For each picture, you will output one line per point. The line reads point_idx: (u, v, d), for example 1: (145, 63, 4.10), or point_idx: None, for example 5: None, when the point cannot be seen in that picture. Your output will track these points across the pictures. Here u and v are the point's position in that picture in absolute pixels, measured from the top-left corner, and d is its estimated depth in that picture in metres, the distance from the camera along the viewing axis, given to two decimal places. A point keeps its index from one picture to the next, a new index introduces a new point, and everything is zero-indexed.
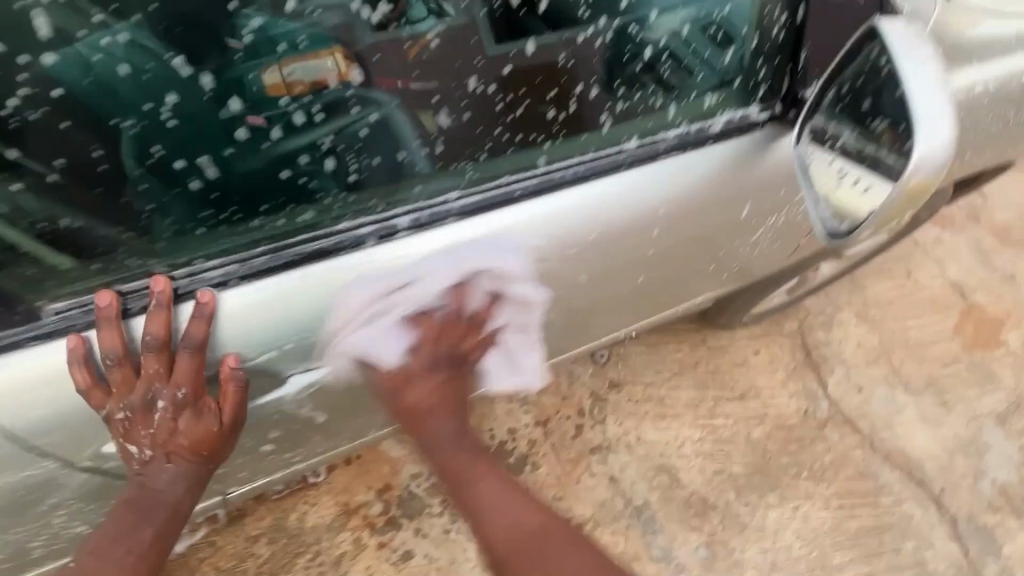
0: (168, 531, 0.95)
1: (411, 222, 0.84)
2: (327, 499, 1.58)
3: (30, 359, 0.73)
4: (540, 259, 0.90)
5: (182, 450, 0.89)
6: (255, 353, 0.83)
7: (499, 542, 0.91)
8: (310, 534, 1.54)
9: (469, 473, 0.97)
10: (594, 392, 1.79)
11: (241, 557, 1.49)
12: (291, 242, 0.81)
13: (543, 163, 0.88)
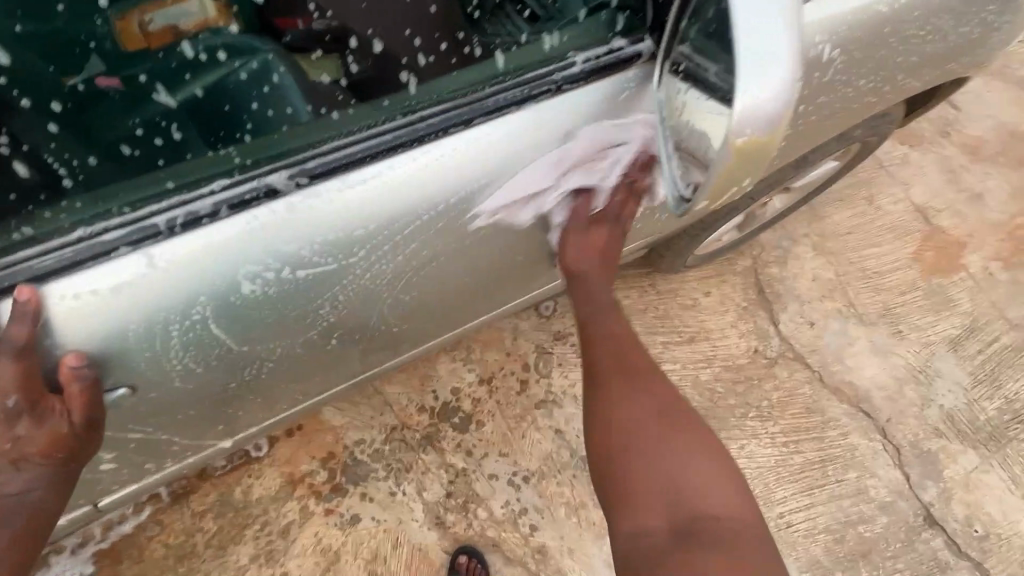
0: (32, 538, 0.76)
1: (175, 221, 0.64)
2: (272, 471, 1.58)
3: None
4: (369, 247, 0.74)
5: (31, 456, 0.70)
6: (109, 357, 0.67)
7: (618, 381, 0.97)
8: (256, 506, 1.55)
9: (592, 313, 1.05)
10: (539, 345, 1.74)
11: (189, 532, 1.51)
12: (20, 255, 0.60)
13: (338, 133, 0.69)
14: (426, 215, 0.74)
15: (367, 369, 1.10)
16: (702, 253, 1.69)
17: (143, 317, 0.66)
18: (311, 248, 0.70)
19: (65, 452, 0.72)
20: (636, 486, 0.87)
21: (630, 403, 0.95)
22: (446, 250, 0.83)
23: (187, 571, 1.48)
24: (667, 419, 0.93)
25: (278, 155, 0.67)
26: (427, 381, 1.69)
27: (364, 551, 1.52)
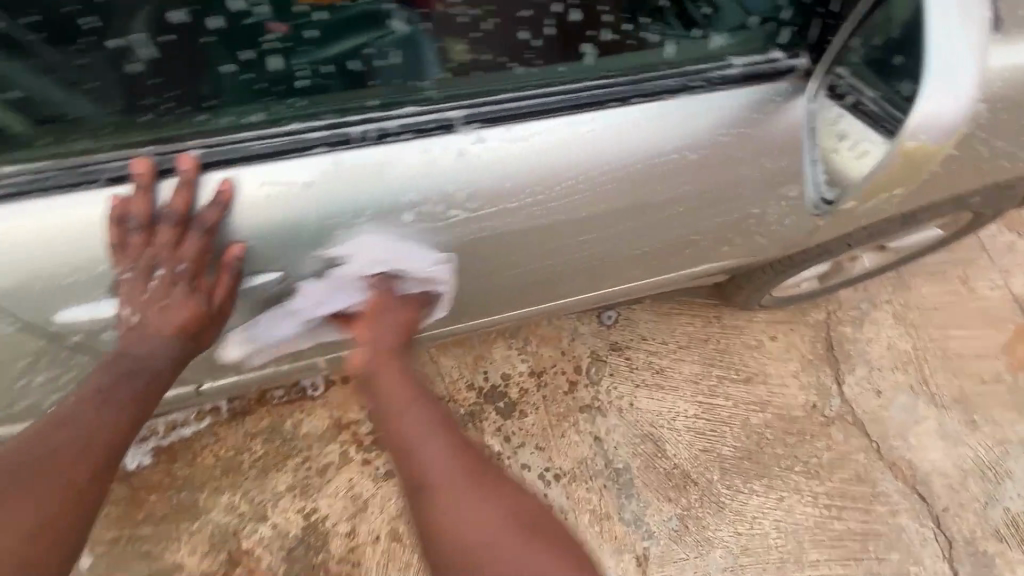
0: (144, 402, 0.86)
1: (367, 132, 0.72)
2: (322, 412, 1.67)
3: (51, 209, 0.68)
4: (506, 201, 0.79)
5: (172, 326, 0.82)
6: (274, 244, 0.75)
7: (441, 440, 0.93)
8: (302, 440, 1.64)
9: (415, 404, 0.99)
10: (594, 351, 1.77)
11: (239, 450, 1.62)
12: (244, 135, 0.70)
13: (512, 86, 0.75)
14: (570, 179, 0.79)
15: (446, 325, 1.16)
16: (778, 296, 1.67)
17: (316, 215, 0.74)
18: (468, 187, 0.76)
19: (197, 331, 0.84)
20: (452, 505, 0.83)
21: (461, 499, 0.83)
22: (569, 226, 0.87)
23: (231, 484, 1.58)
24: (473, 497, 0.84)
25: (462, 93, 0.75)
26: (480, 361, 1.74)
27: (390, 507, 1.57)
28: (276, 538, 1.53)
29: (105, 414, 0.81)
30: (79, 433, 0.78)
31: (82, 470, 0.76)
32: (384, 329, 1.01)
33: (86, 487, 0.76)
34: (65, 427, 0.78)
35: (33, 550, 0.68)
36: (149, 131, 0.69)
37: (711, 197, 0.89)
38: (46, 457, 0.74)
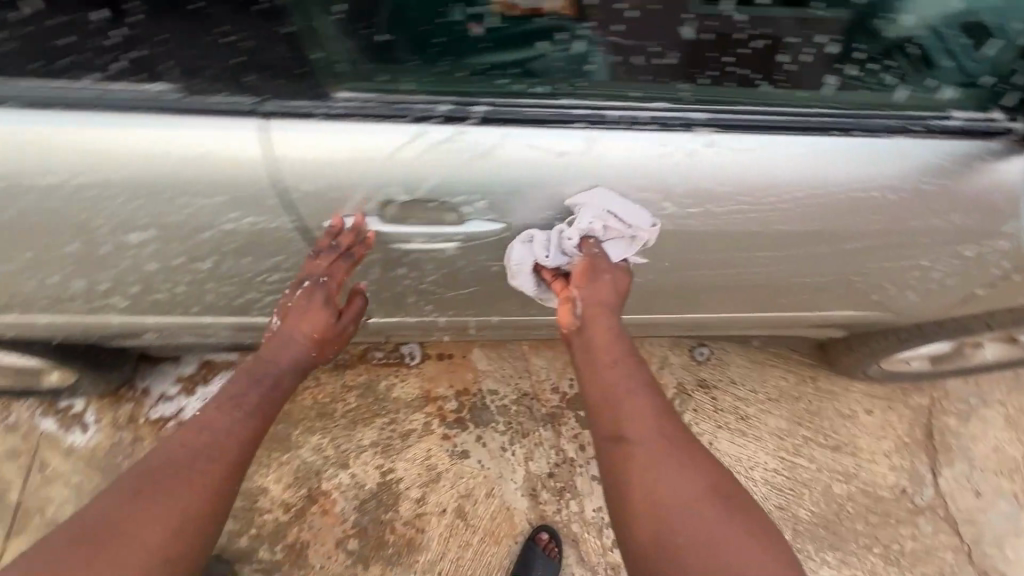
0: (269, 408, 0.98)
1: (624, 118, 0.78)
2: (415, 380, 1.76)
3: (358, 137, 0.74)
4: (704, 206, 0.86)
5: (304, 337, 0.96)
6: (510, 202, 0.82)
7: (634, 412, 0.90)
8: (391, 403, 1.73)
9: (624, 368, 0.94)
10: (682, 384, 1.77)
11: (334, 398, 1.74)
12: (517, 102, 0.75)
13: (751, 99, 0.79)
14: (777, 196, 0.86)
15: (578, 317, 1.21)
16: (886, 370, 1.63)
17: (557, 182, 0.80)
18: (691, 184, 0.83)
19: (323, 344, 0.99)
20: (646, 486, 0.84)
21: (668, 479, 0.84)
22: (744, 238, 0.93)
23: (322, 427, 1.69)
24: (668, 478, 0.84)
25: (708, 98, 0.78)
26: (569, 368, 1.79)
27: (461, 485, 1.63)
28: (353, 488, 1.62)
29: (237, 420, 0.93)
30: (215, 438, 0.90)
31: (218, 472, 0.87)
32: (595, 294, 0.94)
33: (220, 488, 0.87)
34: (204, 432, 0.90)
35: (182, 541, 0.80)
36: (435, 86, 0.72)
37: (885, 237, 0.95)
38: (191, 456, 0.86)
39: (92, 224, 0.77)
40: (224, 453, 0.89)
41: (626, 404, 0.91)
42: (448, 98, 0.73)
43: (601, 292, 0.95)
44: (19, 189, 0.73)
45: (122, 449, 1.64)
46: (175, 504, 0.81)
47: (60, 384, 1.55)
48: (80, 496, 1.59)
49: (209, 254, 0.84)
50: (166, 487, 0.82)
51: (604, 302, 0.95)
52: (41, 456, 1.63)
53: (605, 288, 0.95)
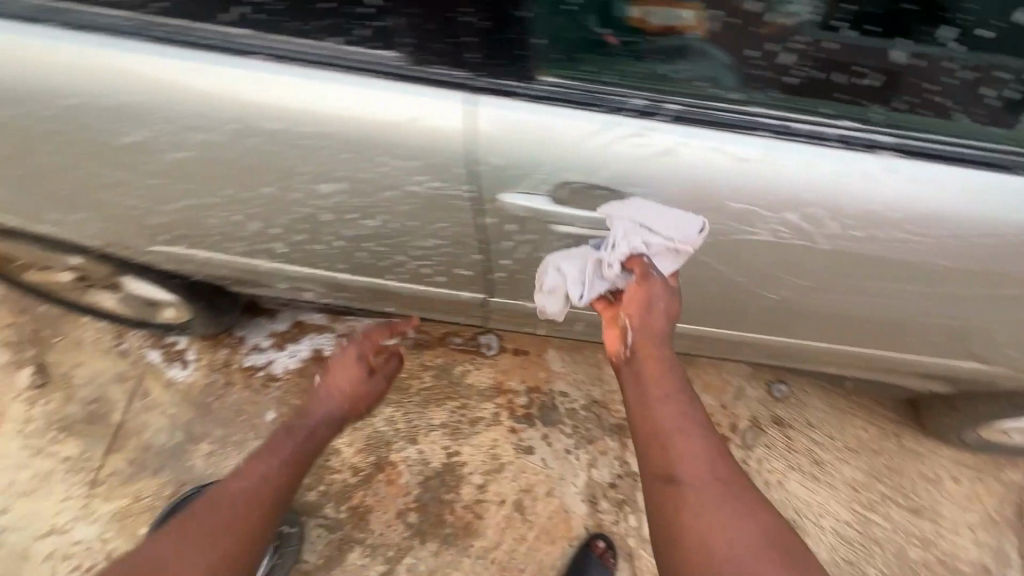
0: (301, 456, 1.22)
1: (809, 132, 0.80)
2: (489, 370, 1.80)
3: (556, 120, 0.77)
4: (859, 230, 0.87)
5: (338, 392, 1.30)
6: (677, 201, 0.84)
7: (687, 452, 0.83)
8: (464, 388, 1.78)
9: (675, 400, 0.88)
10: (755, 417, 1.74)
11: (411, 374, 1.80)
12: (708, 106, 0.78)
13: (941, 129, 0.79)
14: (938, 228, 0.86)
15: (695, 327, 1.21)
16: (983, 438, 1.54)
17: (734, 189, 0.82)
18: (857, 206, 0.84)
19: (352, 398, 1.31)
20: (700, 535, 0.78)
21: (721, 528, 0.78)
22: (882, 267, 0.94)
23: (396, 400, 1.76)
24: (722, 528, 0.78)
25: (897, 124, 0.79)
26: None
27: (522, 480, 1.65)
28: (419, 464, 1.67)
29: (275, 466, 1.17)
30: (259, 483, 1.13)
31: (255, 513, 1.09)
32: (648, 317, 0.89)
33: (255, 527, 1.07)
34: (251, 477, 1.14)
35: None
36: (632, 85, 0.77)
37: None
38: (233, 501, 1.08)
39: (293, 171, 0.81)
40: (261, 500, 1.11)
41: (680, 442, 0.84)
42: (644, 94, 0.77)
43: (654, 314, 0.89)
44: (238, 131, 0.76)
45: (215, 389, 1.76)
46: (216, 547, 1.00)
47: (175, 320, 1.69)
48: (172, 426, 1.71)
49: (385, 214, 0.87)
50: (211, 522, 1.02)
51: (657, 327, 0.90)
52: (143, 383, 1.76)
53: (660, 312, 0.89)
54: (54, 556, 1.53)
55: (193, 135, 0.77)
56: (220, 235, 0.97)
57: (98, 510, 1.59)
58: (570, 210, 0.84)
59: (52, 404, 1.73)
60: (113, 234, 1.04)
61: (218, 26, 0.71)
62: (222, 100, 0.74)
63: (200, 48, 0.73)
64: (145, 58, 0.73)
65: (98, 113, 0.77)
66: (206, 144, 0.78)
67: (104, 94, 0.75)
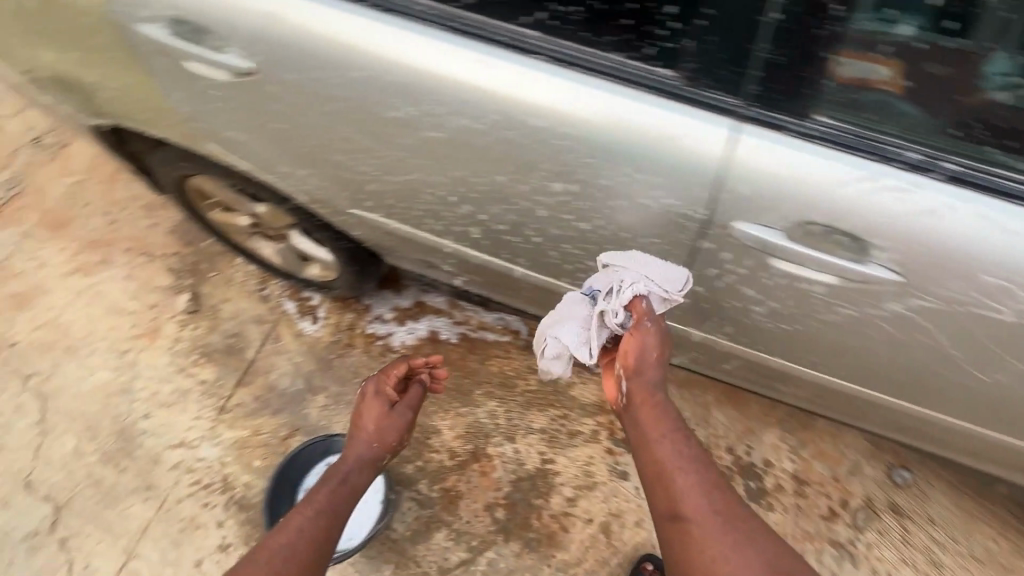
0: (339, 500, 1.26)
1: None
2: (595, 387, 1.80)
3: (823, 159, 0.80)
4: None
5: (369, 435, 1.38)
6: (922, 259, 0.83)
7: (681, 484, 0.97)
8: (568, 399, 1.78)
9: (670, 442, 1.02)
10: (871, 498, 1.63)
11: (519, 374, 1.83)
12: (988, 168, 0.78)
13: None
14: None
15: (867, 394, 1.13)
16: None
17: (994, 257, 0.81)
18: None
19: (381, 436, 1.39)
20: (701, 559, 0.90)
21: (721, 553, 0.89)
22: None
23: (501, 396, 1.79)
24: (717, 549, 0.90)
25: None
26: (750, 434, 1.72)
27: (613, 503, 1.63)
28: (514, 463, 1.68)
29: (311, 518, 1.19)
30: (303, 531, 1.15)
31: (304, 560, 1.10)
32: (641, 363, 1.05)
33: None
34: (293, 530, 1.15)
35: None
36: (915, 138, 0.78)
37: None
38: (278, 554, 1.09)
39: (532, 166, 0.86)
40: (312, 543, 1.14)
41: (677, 477, 0.98)
42: (925, 147, 0.78)
43: (646, 368, 1.06)
44: (498, 122, 0.82)
45: (337, 348, 1.87)
46: None
47: (319, 278, 1.82)
48: (296, 373, 1.83)
49: (600, 219, 0.90)
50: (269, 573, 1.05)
51: (649, 373, 1.06)
52: (277, 328, 1.91)
53: (652, 360, 1.05)
54: (180, 467, 1.69)
55: (455, 119, 0.84)
56: (425, 212, 1.03)
57: (222, 435, 1.73)
58: (801, 247, 0.85)
59: (199, 330, 1.91)
60: (326, 193, 1.14)
61: (514, 26, 0.79)
62: (495, 92, 0.81)
63: (490, 43, 0.80)
64: (437, 45, 0.81)
65: (383, 87, 0.84)
66: (462, 130, 0.85)
67: (390, 72, 0.83)
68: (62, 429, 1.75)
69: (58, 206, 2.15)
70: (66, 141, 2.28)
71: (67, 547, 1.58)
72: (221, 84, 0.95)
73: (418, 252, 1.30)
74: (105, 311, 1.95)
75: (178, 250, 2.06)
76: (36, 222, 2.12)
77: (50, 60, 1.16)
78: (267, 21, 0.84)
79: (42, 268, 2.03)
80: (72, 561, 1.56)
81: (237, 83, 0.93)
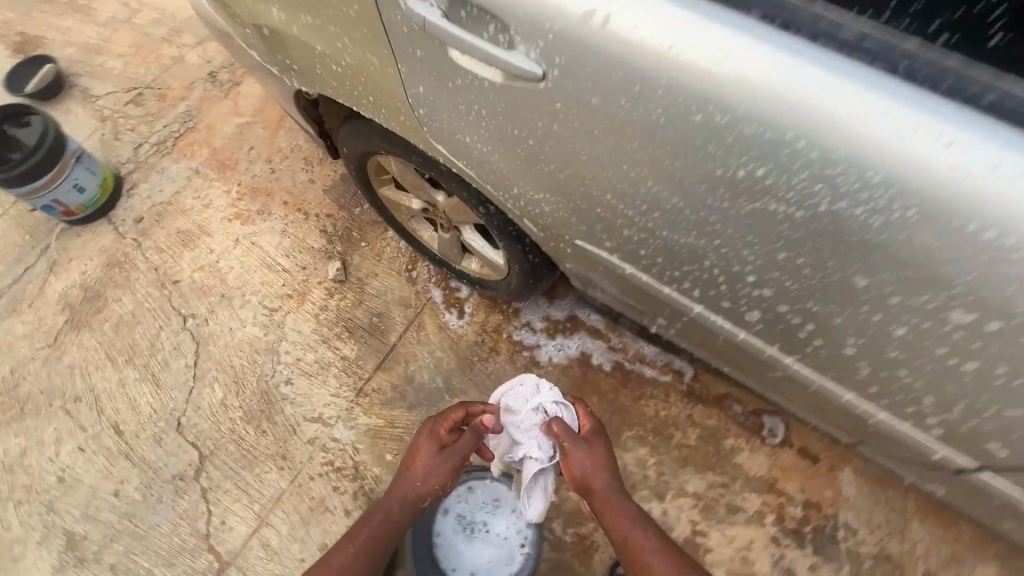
0: (379, 545, 1.07)
1: None
2: (766, 458, 1.54)
3: None
4: None
5: (416, 481, 1.08)
6: None
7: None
8: (731, 467, 1.54)
9: (634, 533, 1.03)
10: None
11: (675, 424, 1.59)
12: None
13: None
14: None
15: None
16: None
17: None
18: None
19: (433, 483, 1.08)
20: None
21: None
22: None
23: (653, 445, 1.57)
24: None
25: None
26: (957, 563, 1.40)
27: None
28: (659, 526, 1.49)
29: (348, 559, 1.04)
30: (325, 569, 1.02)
31: None
32: (588, 468, 1.06)
33: None
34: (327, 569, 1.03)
35: None
36: None
37: None
38: None
39: (926, 281, 0.63)
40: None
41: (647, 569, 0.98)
42: None
43: (591, 470, 1.06)
44: (906, 213, 0.60)
45: (480, 350, 1.74)
46: None
47: (475, 274, 1.64)
48: (436, 368, 1.73)
49: (998, 361, 0.67)
50: None
51: (597, 472, 1.06)
52: (421, 315, 1.80)
53: (593, 462, 1.06)
54: (316, 443, 1.66)
55: (850, 198, 0.61)
56: (694, 276, 0.85)
57: (358, 419, 1.68)
58: None
59: (345, 302, 1.85)
60: (552, 221, 0.96)
61: (1004, 83, 0.56)
62: (926, 177, 0.57)
63: (961, 108, 0.57)
64: (864, 95, 0.58)
65: (753, 144, 0.63)
66: (845, 212, 0.63)
67: (775, 123, 0.60)
68: (213, 378, 1.78)
69: (226, 146, 2.15)
70: (239, 79, 2.26)
71: (208, 498, 1.62)
72: (485, 84, 0.77)
73: (613, 286, 1.11)
74: (259, 264, 1.94)
75: (331, 212, 1.99)
76: (205, 160, 2.13)
77: (274, 17, 1.02)
78: (582, 22, 0.63)
79: (207, 209, 2.05)
80: (211, 513, 1.61)
81: (509, 88, 0.75)
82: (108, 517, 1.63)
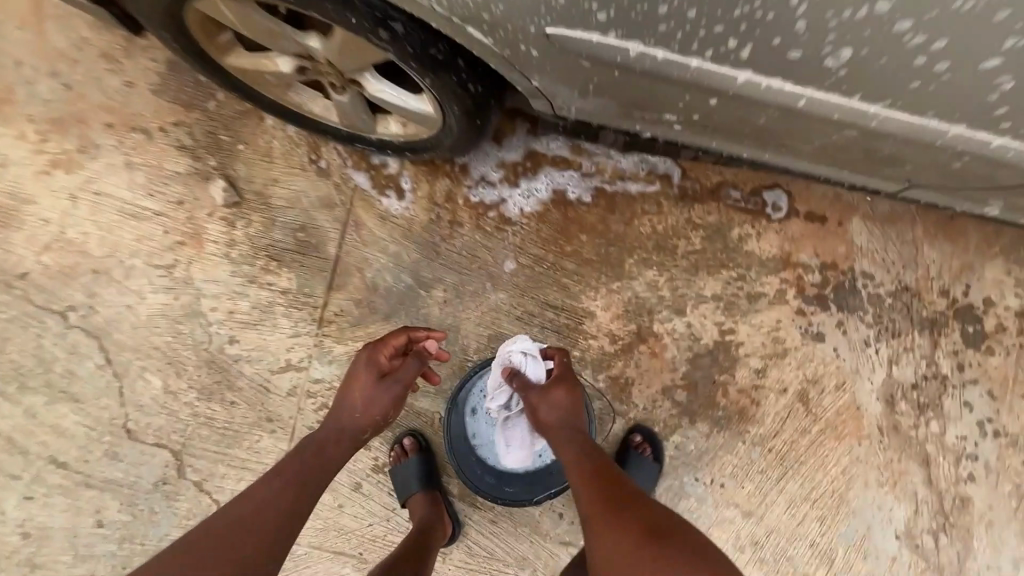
0: (313, 472, 0.99)
1: None
2: (775, 236, 1.43)
3: None
4: None
5: (354, 408, 1.08)
6: None
7: (585, 476, 1.00)
8: (743, 258, 1.42)
9: (570, 450, 1.06)
10: None
11: (676, 235, 1.43)
12: None
13: None
14: None
15: None
16: None
17: None
18: None
19: (373, 410, 1.08)
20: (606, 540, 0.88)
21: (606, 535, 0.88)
22: None
23: (659, 263, 1.42)
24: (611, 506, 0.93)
25: None
26: (969, 271, 1.41)
27: (810, 368, 1.40)
28: (687, 339, 1.41)
29: (278, 480, 0.95)
30: (248, 510, 0.89)
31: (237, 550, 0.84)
32: (547, 400, 1.11)
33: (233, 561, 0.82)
34: (252, 499, 0.91)
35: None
36: None
37: None
38: (207, 529, 0.86)
39: None
40: (262, 514, 0.89)
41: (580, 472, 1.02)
42: None
43: (549, 398, 1.11)
44: None
45: (438, 227, 1.44)
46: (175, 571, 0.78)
47: (400, 138, 1.24)
48: (397, 267, 1.44)
49: None
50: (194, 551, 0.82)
51: (555, 402, 1.11)
52: (353, 212, 1.45)
53: (555, 395, 1.11)
54: (298, 392, 1.43)
55: None
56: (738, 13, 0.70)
57: (333, 351, 1.43)
58: None
59: (254, 227, 1.46)
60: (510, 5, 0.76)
61: None
62: None
63: None
64: None
65: None
66: None
67: None
68: (140, 369, 1.45)
69: None
70: None
71: (207, 489, 1.42)
72: None
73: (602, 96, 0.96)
74: (121, 217, 1.47)
75: (179, 119, 1.47)
76: None
77: None
78: None
79: (7, 169, 1.48)
80: (219, 501, 1.42)
81: None
82: (107, 548, 1.42)
